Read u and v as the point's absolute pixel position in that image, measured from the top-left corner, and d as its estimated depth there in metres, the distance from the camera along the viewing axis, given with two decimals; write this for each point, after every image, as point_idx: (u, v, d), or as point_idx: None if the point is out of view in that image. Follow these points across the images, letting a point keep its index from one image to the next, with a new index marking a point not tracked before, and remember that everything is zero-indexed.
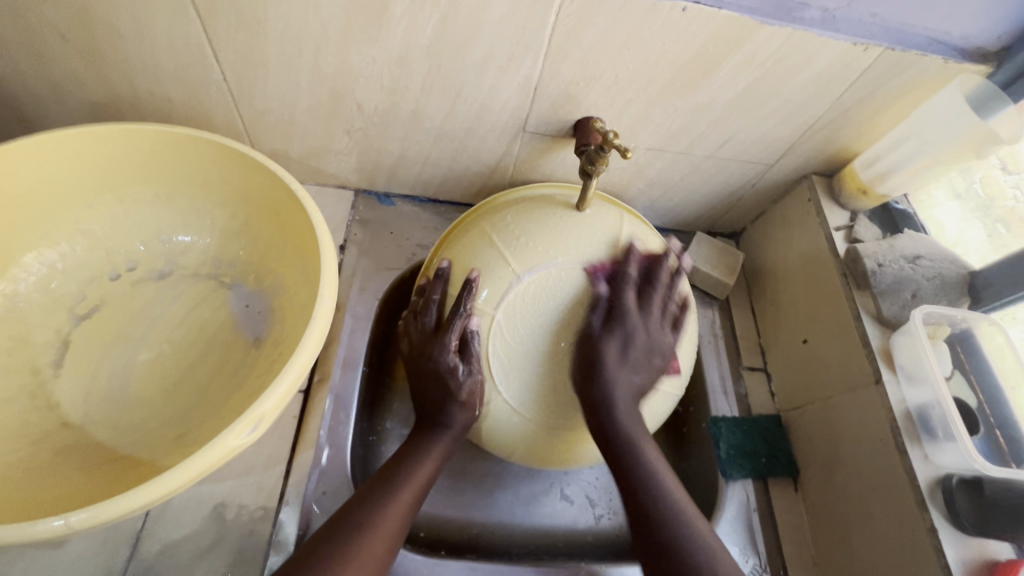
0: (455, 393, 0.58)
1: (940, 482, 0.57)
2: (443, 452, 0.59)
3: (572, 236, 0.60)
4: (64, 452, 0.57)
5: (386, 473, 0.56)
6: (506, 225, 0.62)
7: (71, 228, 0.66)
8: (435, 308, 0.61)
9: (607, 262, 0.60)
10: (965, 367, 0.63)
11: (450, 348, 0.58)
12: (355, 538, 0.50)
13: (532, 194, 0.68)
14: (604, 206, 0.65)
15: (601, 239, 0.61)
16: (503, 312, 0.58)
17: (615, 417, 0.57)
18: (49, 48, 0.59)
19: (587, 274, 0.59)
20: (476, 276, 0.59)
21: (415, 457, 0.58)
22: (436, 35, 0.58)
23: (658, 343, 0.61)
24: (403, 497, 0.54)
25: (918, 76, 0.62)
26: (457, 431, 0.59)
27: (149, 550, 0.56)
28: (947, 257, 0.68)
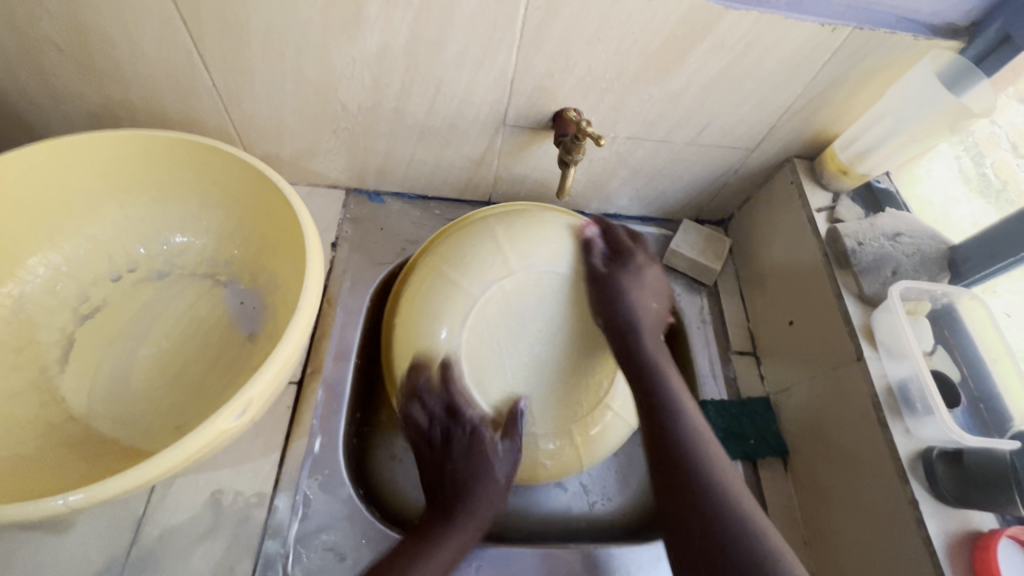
0: (484, 454, 0.60)
1: (921, 455, 0.57)
2: (479, 522, 0.60)
3: (493, 255, 0.63)
4: (69, 442, 0.60)
5: (412, 544, 0.57)
6: (434, 270, 0.64)
7: (74, 232, 0.69)
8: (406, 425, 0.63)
9: (522, 264, 0.62)
10: (949, 343, 0.63)
11: (458, 412, 0.60)
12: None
13: (487, 216, 0.71)
14: (539, 215, 0.67)
15: (527, 242, 0.63)
16: (464, 332, 0.61)
17: (643, 345, 0.62)
18: (49, 61, 0.63)
19: (512, 279, 0.62)
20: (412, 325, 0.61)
21: (445, 528, 0.59)
22: (412, 33, 0.60)
23: (657, 285, 0.68)
24: (433, 569, 0.55)
25: (889, 54, 0.62)
26: (490, 506, 0.61)
27: (150, 535, 0.58)
28: (928, 233, 0.68)
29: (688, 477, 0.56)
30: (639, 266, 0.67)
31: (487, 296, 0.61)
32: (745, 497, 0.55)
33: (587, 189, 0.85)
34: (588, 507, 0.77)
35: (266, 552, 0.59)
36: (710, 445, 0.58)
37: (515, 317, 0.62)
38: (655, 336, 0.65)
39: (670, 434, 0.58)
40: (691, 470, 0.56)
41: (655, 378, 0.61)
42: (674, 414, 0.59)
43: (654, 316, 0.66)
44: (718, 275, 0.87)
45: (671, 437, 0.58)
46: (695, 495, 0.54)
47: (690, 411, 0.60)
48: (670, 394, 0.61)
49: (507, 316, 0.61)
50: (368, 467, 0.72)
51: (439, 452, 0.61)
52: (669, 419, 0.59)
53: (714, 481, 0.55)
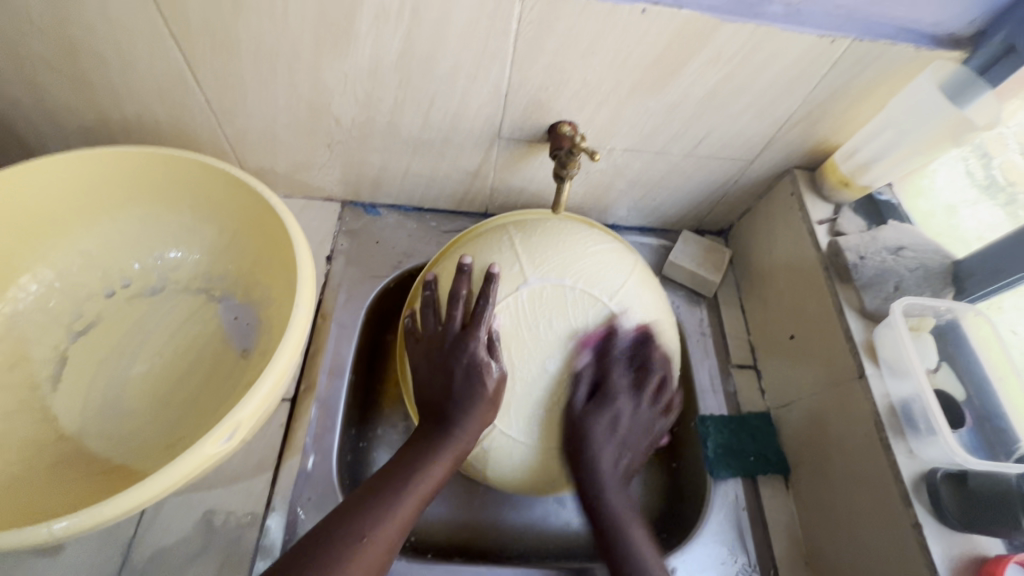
0: (483, 376, 0.56)
1: (925, 477, 0.56)
2: (455, 453, 0.56)
3: (547, 245, 0.61)
4: (60, 462, 0.60)
5: (385, 479, 0.54)
6: (495, 232, 0.65)
7: (68, 249, 0.69)
8: (421, 359, 0.60)
9: (570, 251, 0.61)
10: (954, 359, 0.61)
11: (480, 343, 0.57)
12: (347, 554, 0.47)
13: (513, 216, 0.71)
14: (558, 219, 0.66)
15: (578, 232, 0.64)
16: (507, 308, 0.58)
17: (595, 469, 0.59)
18: (40, 79, 0.63)
19: (564, 266, 0.60)
20: (469, 263, 0.59)
21: (425, 460, 0.55)
22: (403, 48, 0.60)
23: (643, 421, 0.62)
24: (399, 514, 0.52)
25: (890, 65, 0.61)
26: (478, 426, 0.56)
27: (141, 557, 0.57)
28: (931, 247, 0.67)
29: (616, 555, 0.57)
30: (619, 408, 0.60)
31: (535, 283, 0.59)
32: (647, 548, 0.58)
33: (585, 200, 0.84)
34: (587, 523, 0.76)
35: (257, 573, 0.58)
36: (625, 520, 0.59)
37: (559, 302, 0.59)
38: (616, 449, 0.60)
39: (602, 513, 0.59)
40: (619, 546, 0.57)
41: (616, 532, 0.58)
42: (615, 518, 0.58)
43: (629, 432, 0.61)
44: (718, 287, 0.86)
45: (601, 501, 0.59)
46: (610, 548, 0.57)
47: (634, 525, 0.59)
48: (603, 481, 0.59)
49: (554, 294, 0.59)
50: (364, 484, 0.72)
51: (428, 364, 0.60)
52: (605, 514, 0.59)
53: (635, 554, 0.56)
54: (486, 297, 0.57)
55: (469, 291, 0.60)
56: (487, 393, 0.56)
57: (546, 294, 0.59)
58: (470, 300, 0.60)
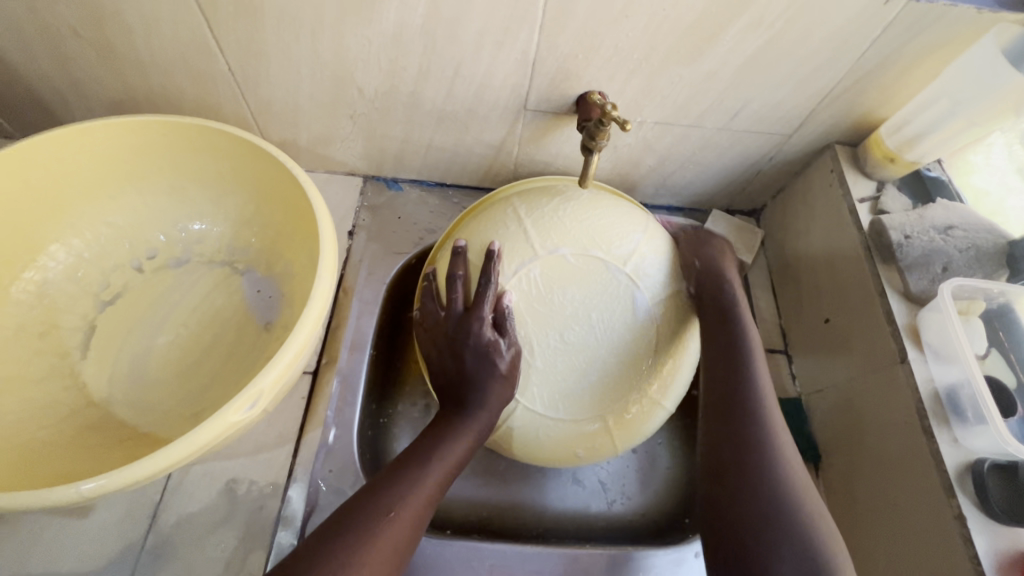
0: (490, 355, 0.56)
1: (970, 467, 0.53)
2: (475, 434, 0.56)
3: (545, 211, 0.60)
4: (89, 429, 0.61)
5: (405, 462, 0.54)
6: (490, 210, 0.63)
7: (96, 219, 0.70)
8: (430, 346, 0.61)
9: (571, 219, 0.59)
10: (1004, 346, 0.58)
11: (485, 322, 0.56)
12: (374, 531, 0.47)
13: (529, 186, 0.69)
14: (566, 188, 0.64)
15: (576, 196, 0.62)
16: (513, 285, 0.57)
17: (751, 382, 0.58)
18: (67, 46, 0.62)
19: (568, 236, 0.58)
20: (462, 245, 0.60)
21: (443, 442, 0.55)
22: (428, 13, 0.58)
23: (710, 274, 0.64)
24: (421, 494, 0.51)
25: (948, 29, 0.57)
26: (496, 406, 0.56)
27: (167, 522, 0.58)
28: (983, 226, 0.63)
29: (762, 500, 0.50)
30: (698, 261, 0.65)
31: (540, 256, 0.57)
32: (797, 489, 0.50)
33: (612, 177, 0.82)
34: (608, 506, 0.75)
35: (279, 542, 0.59)
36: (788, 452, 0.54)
37: (564, 275, 0.56)
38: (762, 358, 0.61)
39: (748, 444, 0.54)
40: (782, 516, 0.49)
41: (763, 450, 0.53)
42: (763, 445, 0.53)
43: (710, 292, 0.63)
44: (748, 269, 0.83)
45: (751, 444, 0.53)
46: (745, 525, 0.49)
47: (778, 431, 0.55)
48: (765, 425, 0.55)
49: (553, 256, 0.57)
50: (383, 459, 0.72)
51: (436, 350, 0.60)
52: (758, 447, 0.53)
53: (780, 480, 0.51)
54: (487, 275, 0.57)
55: (468, 273, 0.60)
56: (498, 372, 0.56)
57: (542, 259, 0.57)
58: (469, 281, 0.59)
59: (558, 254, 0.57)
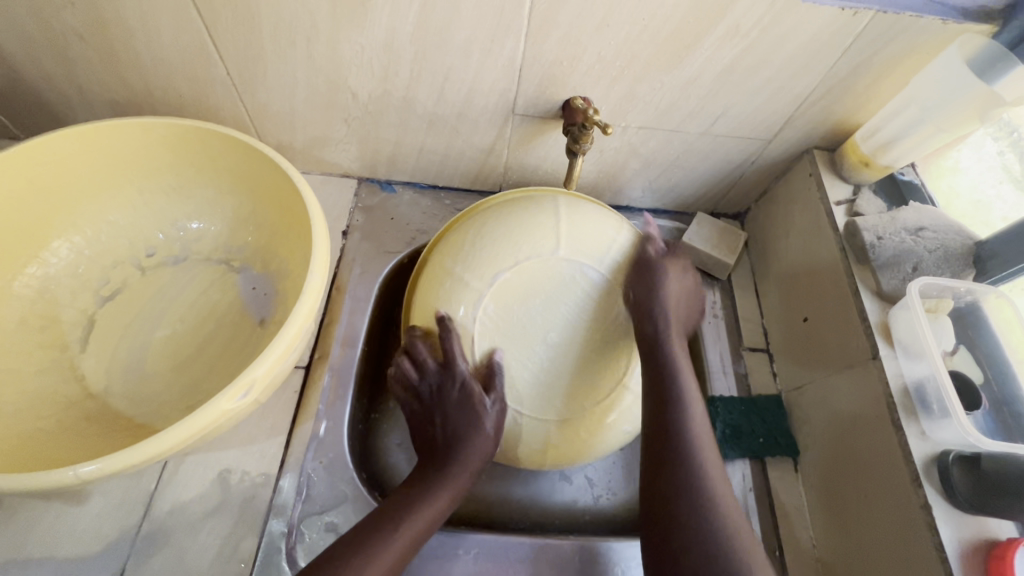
0: (474, 405, 0.58)
1: (937, 458, 0.55)
2: (454, 491, 0.58)
3: (478, 249, 0.62)
4: (87, 419, 0.63)
5: (415, 485, 0.58)
6: (433, 264, 0.65)
7: (97, 218, 0.72)
8: (410, 416, 0.63)
9: (501, 241, 0.61)
10: (972, 343, 0.60)
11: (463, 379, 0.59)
12: (378, 544, 0.52)
13: (496, 200, 0.70)
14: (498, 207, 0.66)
15: (494, 219, 0.63)
16: (478, 330, 0.59)
17: (679, 383, 0.59)
18: (72, 50, 0.65)
19: (508, 261, 0.60)
20: (416, 331, 0.62)
21: (451, 469, 0.59)
22: (419, 20, 0.60)
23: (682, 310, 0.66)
24: (425, 515, 0.55)
25: (915, 39, 0.59)
26: (480, 456, 0.59)
27: (161, 510, 0.60)
28: (953, 228, 0.65)
29: (676, 536, 0.51)
30: (675, 308, 0.64)
31: (498, 273, 0.60)
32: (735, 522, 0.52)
33: (599, 180, 0.84)
34: (594, 501, 0.77)
35: (270, 530, 0.60)
36: (701, 447, 0.56)
37: (524, 285, 0.60)
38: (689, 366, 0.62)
39: (670, 433, 0.56)
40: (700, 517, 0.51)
41: (679, 463, 0.55)
42: (694, 449, 0.55)
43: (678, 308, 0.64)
44: (732, 269, 0.85)
45: (673, 445, 0.56)
46: (674, 509, 0.52)
47: (715, 472, 0.55)
48: (689, 433, 0.57)
49: (510, 294, 0.60)
50: (374, 454, 0.73)
51: (415, 418, 0.63)
52: (685, 496, 0.53)
53: (700, 496, 0.52)
54: (449, 343, 0.59)
55: (428, 330, 0.62)
56: (485, 429, 0.59)
57: (494, 300, 0.60)
58: (431, 336, 0.62)
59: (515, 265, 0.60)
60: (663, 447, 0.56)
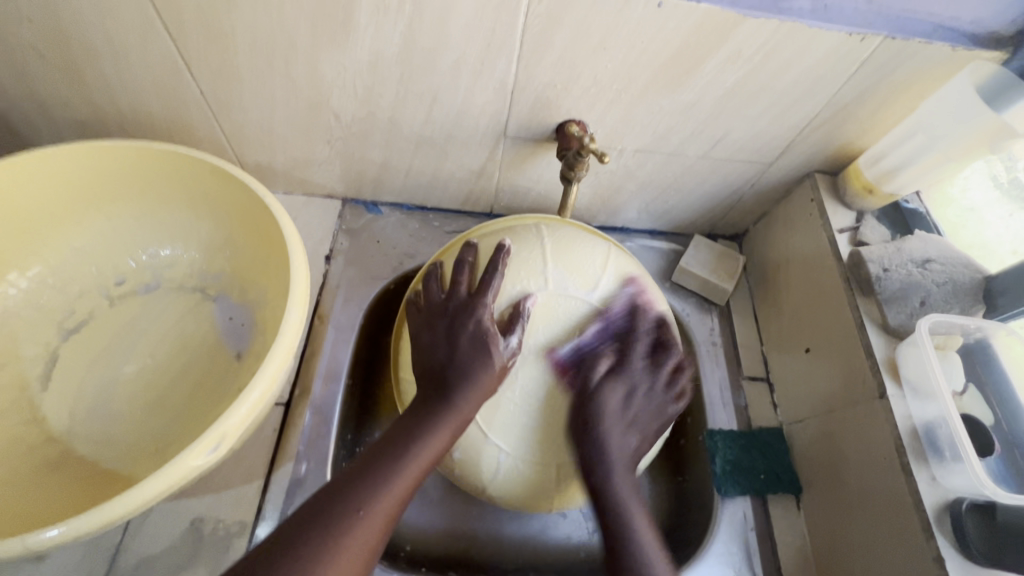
0: (488, 345, 0.55)
1: (949, 507, 0.53)
2: (455, 427, 0.53)
3: (559, 230, 0.64)
4: (47, 465, 0.58)
5: (382, 450, 0.50)
6: (483, 235, 0.65)
7: (60, 245, 0.68)
8: (421, 340, 0.59)
9: (570, 236, 0.63)
10: (982, 381, 0.58)
11: (490, 313, 0.57)
12: (344, 528, 0.44)
13: (508, 221, 0.67)
14: (543, 219, 0.66)
15: (564, 228, 0.64)
16: (540, 289, 0.59)
17: (601, 435, 0.55)
18: (32, 69, 0.61)
19: (577, 248, 0.62)
20: (470, 253, 0.62)
21: (423, 430, 0.52)
22: (404, 41, 0.57)
23: (654, 400, 0.60)
24: (396, 487, 0.48)
25: (923, 65, 0.57)
26: (480, 396, 0.54)
27: (127, 564, 0.56)
28: (962, 261, 0.63)
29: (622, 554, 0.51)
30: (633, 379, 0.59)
31: (535, 293, 0.58)
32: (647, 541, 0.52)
33: (594, 202, 0.81)
34: (588, 536, 0.74)
35: None
36: (629, 503, 0.54)
37: (552, 316, 0.58)
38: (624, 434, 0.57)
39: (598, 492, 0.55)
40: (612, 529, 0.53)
41: (610, 503, 0.54)
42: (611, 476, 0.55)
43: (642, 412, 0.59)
44: (730, 294, 0.83)
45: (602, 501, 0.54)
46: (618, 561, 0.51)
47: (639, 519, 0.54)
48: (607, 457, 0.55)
49: (570, 281, 0.60)
50: None
51: (428, 329, 0.59)
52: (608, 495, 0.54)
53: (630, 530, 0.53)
54: (495, 265, 0.59)
55: (476, 261, 0.62)
56: (494, 365, 0.55)
57: (555, 272, 0.60)
58: (477, 268, 0.62)
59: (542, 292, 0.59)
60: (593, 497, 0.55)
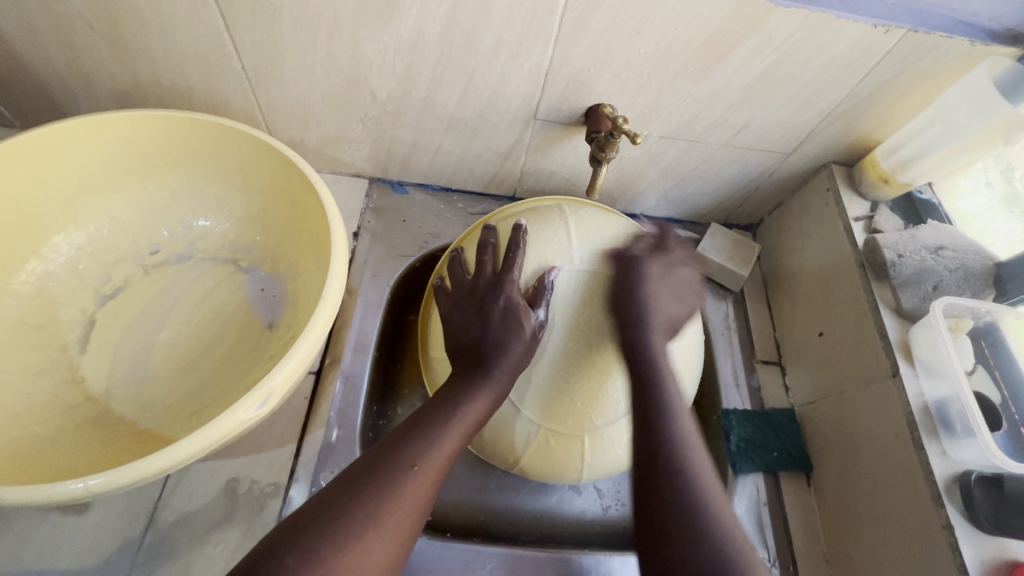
0: (519, 317, 0.56)
1: (958, 479, 0.55)
2: (494, 394, 0.54)
3: (580, 211, 0.66)
4: (88, 423, 0.60)
5: (425, 413, 0.51)
6: (505, 219, 0.67)
7: (99, 212, 0.69)
8: (453, 320, 0.60)
9: (590, 217, 0.65)
10: (990, 363, 0.60)
11: (517, 287, 0.58)
12: (397, 481, 0.45)
13: (532, 204, 0.69)
14: (567, 203, 0.69)
15: (586, 211, 0.66)
16: (563, 264, 0.60)
17: (640, 365, 0.55)
18: (79, 38, 0.62)
19: (596, 227, 0.64)
20: (490, 236, 0.64)
21: (463, 396, 0.53)
22: (446, 21, 0.59)
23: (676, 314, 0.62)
24: (444, 447, 0.49)
25: (943, 58, 0.59)
26: (514, 367, 0.55)
27: (166, 520, 0.58)
28: (972, 248, 0.66)
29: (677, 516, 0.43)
30: (651, 278, 0.62)
31: (557, 266, 0.60)
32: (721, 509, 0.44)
33: (615, 187, 0.84)
34: (602, 511, 0.76)
35: None
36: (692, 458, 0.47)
37: (578, 290, 0.60)
38: (665, 334, 0.59)
39: (659, 450, 0.48)
40: (671, 477, 0.45)
41: (668, 457, 0.47)
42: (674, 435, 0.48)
43: (664, 317, 0.60)
44: (744, 282, 0.85)
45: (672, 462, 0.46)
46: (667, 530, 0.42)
47: (698, 462, 0.47)
48: (660, 370, 0.55)
49: (592, 260, 0.61)
50: None
51: (457, 309, 0.60)
52: (659, 432, 0.49)
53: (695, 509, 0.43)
54: (515, 243, 0.60)
55: (497, 243, 0.64)
56: (525, 335, 0.56)
57: (576, 252, 0.61)
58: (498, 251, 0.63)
59: (566, 266, 0.61)
60: (647, 436, 0.49)
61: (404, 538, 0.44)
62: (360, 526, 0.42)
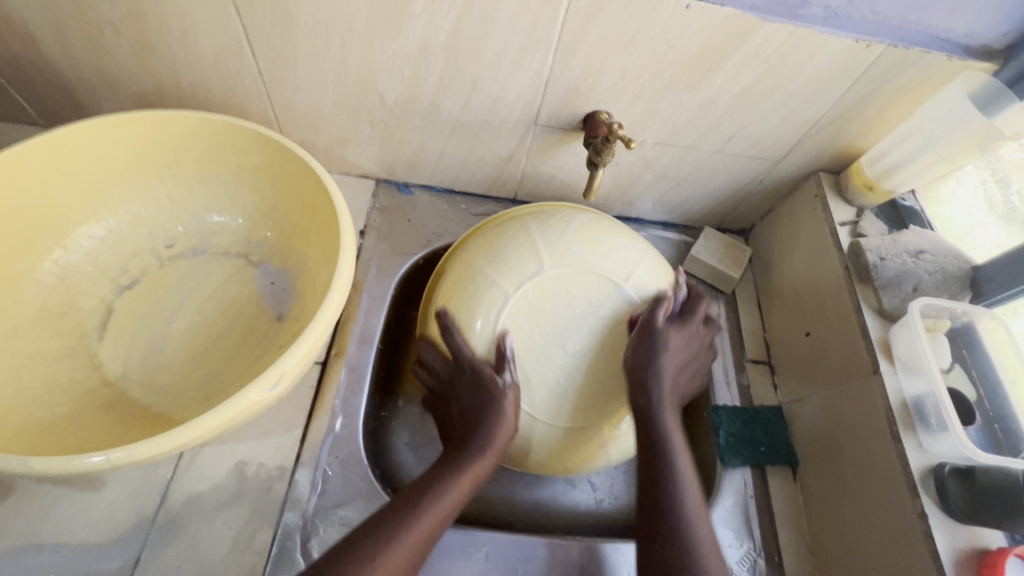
0: (486, 386, 0.59)
1: (933, 471, 0.58)
2: (502, 443, 0.58)
3: (513, 228, 0.67)
4: (105, 406, 0.63)
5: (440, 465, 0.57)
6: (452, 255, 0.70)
7: (118, 207, 0.72)
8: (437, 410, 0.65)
9: (523, 230, 0.67)
10: (966, 362, 0.63)
11: (476, 360, 0.60)
12: (407, 523, 0.51)
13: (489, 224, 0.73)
14: (511, 215, 0.71)
15: (517, 225, 0.68)
16: (509, 289, 0.63)
17: (665, 437, 0.58)
18: (106, 42, 0.66)
19: (527, 240, 0.65)
20: (425, 342, 0.66)
21: (473, 444, 0.58)
22: (452, 31, 0.62)
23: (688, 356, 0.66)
24: (453, 493, 0.54)
25: (923, 72, 0.63)
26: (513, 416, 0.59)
27: (177, 499, 0.60)
28: (951, 252, 0.69)
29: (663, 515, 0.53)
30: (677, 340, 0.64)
31: (505, 298, 0.62)
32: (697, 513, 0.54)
33: (612, 191, 0.87)
34: (595, 503, 0.79)
35: (285, 523, 0.61)
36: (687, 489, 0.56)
37: (535, 305, 0.63)
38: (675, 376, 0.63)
39: (663, 479, 0.56)
40: (665, 512, 0.53)
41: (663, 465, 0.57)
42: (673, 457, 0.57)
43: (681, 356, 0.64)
44: (736, 284, 0.88)
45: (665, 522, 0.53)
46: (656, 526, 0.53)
47: (693, 506, 0.54)
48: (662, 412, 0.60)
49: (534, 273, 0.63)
50: (383, 451, 0.74)
51: (437, 407, 0.65)
52: (665, 491, 0.55)
53: (687, 528, 0.52)
54: (449, 330, 0.62)
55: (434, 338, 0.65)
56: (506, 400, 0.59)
57: (514, 271, 0.63)
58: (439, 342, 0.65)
59: (522, 289, 0.63)
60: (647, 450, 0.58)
61: (410, 570, 0.50)
62: (387, 542, 0.49)
